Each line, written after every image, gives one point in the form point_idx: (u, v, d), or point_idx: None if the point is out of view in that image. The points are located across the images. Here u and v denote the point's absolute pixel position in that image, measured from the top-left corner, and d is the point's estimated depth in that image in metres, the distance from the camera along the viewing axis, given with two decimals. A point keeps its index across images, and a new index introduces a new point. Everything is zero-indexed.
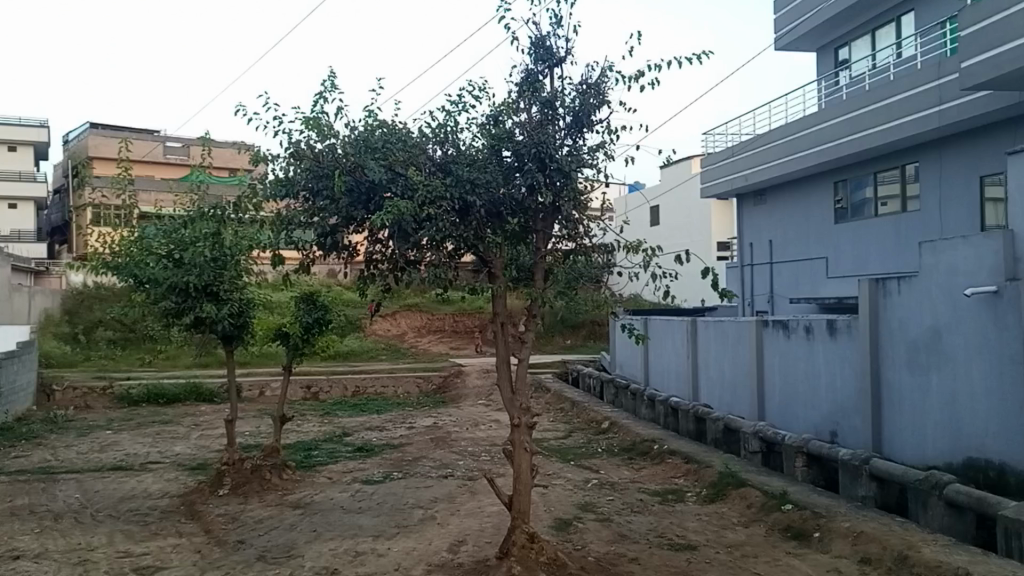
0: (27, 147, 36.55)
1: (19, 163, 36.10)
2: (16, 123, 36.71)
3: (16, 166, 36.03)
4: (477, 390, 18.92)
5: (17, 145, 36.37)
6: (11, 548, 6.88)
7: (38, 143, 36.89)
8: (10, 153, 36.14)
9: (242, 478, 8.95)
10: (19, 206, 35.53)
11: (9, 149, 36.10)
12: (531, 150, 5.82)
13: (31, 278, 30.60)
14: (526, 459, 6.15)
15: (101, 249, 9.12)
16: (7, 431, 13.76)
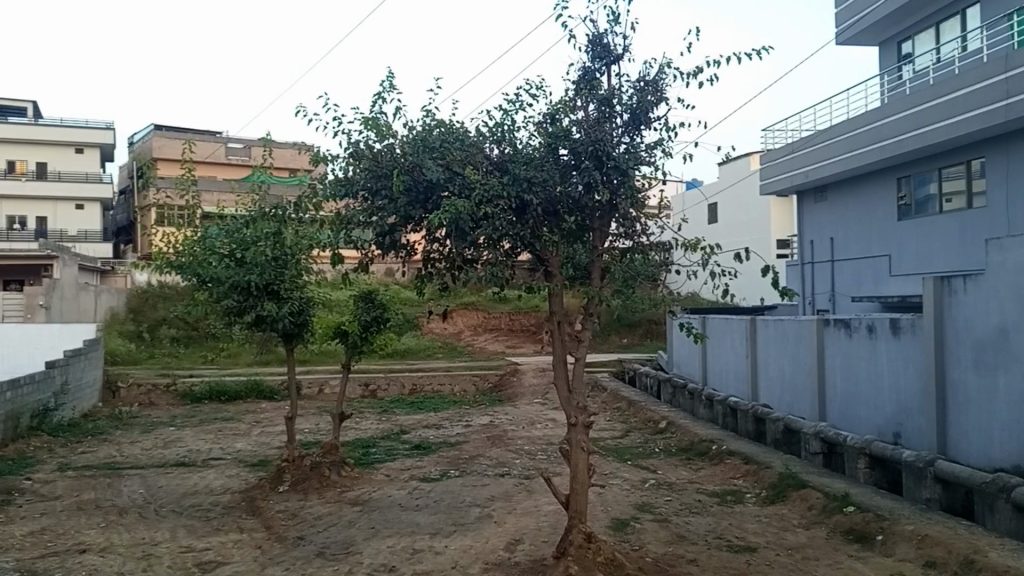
0: (93, 150, 37.31)
1: (86, 165, 36.86)
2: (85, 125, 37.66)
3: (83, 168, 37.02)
4: (533, 389, 18.91)
5: (85, 147, 36.92)
6: (78, 542, 7.06)
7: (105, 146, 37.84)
8: (78, 155, 36.82)
9: (302, 475, 9.07)
10: (86, 206, 36.55)
11: (76, 150, 36.81)
12: (588, 149, 5.81)
13: (97, 277, 31.41)
14: (583, 458, 6.11)
15: (164, 249, 9.31)
16: (75, 427, 14.14)
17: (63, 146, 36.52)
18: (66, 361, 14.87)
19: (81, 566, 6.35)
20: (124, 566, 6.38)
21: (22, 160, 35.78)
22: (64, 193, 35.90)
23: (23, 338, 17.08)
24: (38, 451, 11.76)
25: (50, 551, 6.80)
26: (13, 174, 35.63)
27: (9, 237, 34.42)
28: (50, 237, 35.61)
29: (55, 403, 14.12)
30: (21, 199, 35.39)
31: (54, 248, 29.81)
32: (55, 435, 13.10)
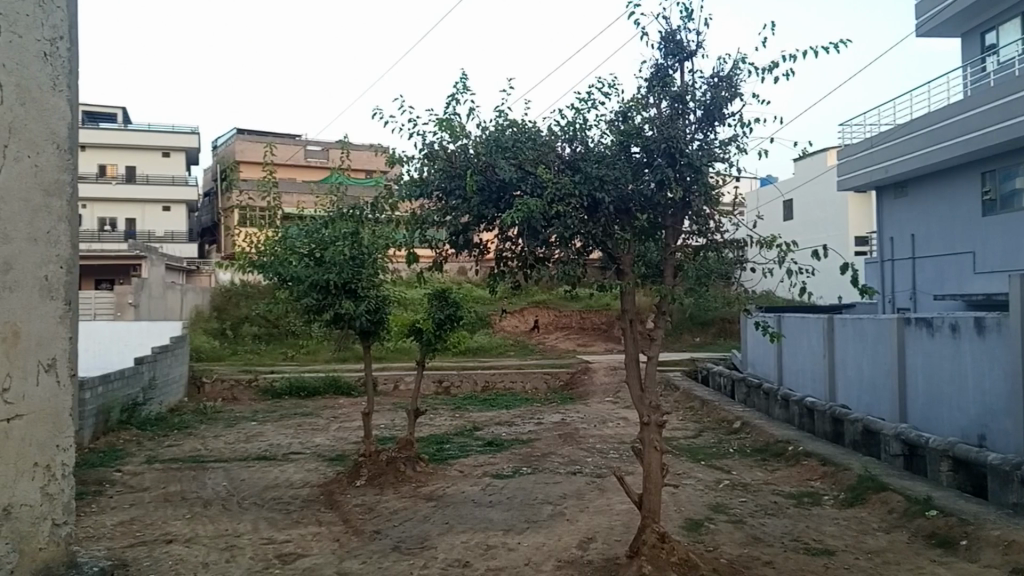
0: (179, 154, 38.34)
1: (173, 168, 37.89)
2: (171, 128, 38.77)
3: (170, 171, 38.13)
4: (605, 387, 18.85)
5: (171, 151, 38.03)
6: (165, 533, 7.29)
7: (190, 150, 38.94)
8: (165, 159, 37.93)
9: (378, 470, 9.22)
10: (173, 208, 37.64)
11: (162, 154, 37.88)
12: (661, 146, 5.79)
13: (183, 276, 32.32)
14: (656, 458, 6.09)
15: (247, 249, 9.54)
16: (161, 421, 14.57)
17: (150, 150, 37.60)
18: (154, 357, 15.34)
19: (168, 556, 6.57)
20: (208, 557, 6.57)
21: (113, 163, 36.91)
22: (152, 196, 37.03)
23: (114, 335, 17.66)
24: (127, 444, 12.17)
25: (139, 541, 7.04)
26: (104, 177, 36.86)
27: (101, 238, 35.68)
28: (139, 238, 36.74)
29: (143, 398, 14.57)
30: (112, 202, 36.62)
31: (142, 249, 30.80)
32: (143, 429, 13.53)
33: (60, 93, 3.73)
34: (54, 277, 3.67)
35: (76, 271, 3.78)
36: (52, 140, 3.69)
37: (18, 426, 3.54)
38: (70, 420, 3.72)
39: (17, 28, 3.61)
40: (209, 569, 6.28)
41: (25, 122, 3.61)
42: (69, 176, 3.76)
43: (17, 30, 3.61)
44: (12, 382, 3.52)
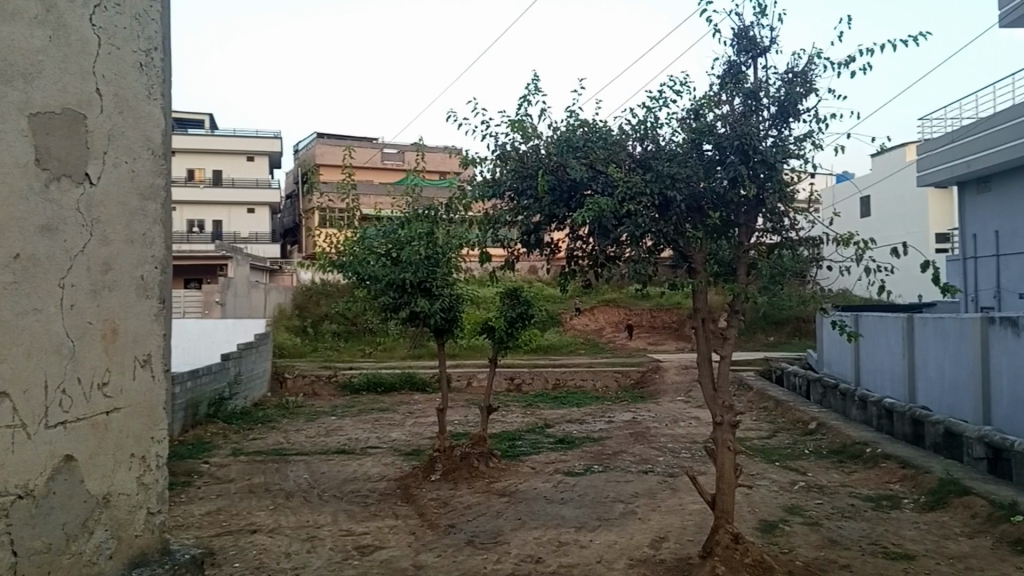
0: (263, 158, 39.37)
1: (258, 172, 38.88)
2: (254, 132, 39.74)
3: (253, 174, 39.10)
4: (677, 386, 18.72)
5: (255, 155, 39.00)
6: (250, 523, 7.52)
7: (274, 154, 39.91)
8: (249, 163, 38.91)
9: (452, 465, 9.34)
10: (257, 210, 38.56)
11: (247, 158, 38.87)
12: (734, 143, 5.75)
13: (266, 275, 33.12)
14: (729, 458, 6.06)
15: (327, 249, 9.75)
16: (247, 415, 14.99)
17: (235, 154, 38.71)
18: (240, 353, 15.79)
19: (252, 545, 6.77)
20: (290, 547, 6.76)
21: (200, 167, 38.18)
22: (237, 199, 38.04)
23: (202, 331, 18.22)
24: (214, 436, 12.55)
25: (226, 530, 7.27)
26: (192, 181, 38.07)
27: (190, 239, 36.84)
28: (225, 239, 37.78)
29: (229, 393, 15.00)
30: (199, 205, 37.80)
31: (228, 250, 31.72)
32: (229, 423, 13.93)
33: (156, 99, 2.62)
34: (151, 278, 2.57)
35: (173, 270, 2.68)
36: (148, 145, 2.57)
37: (117, 422, 2.47)
38: (166, 409, 2.66)
39: (115, 37, 2.49)
40: (291, 559, 6.45)
41: (122, 128, 2.49)
42: (165, 182, 2.64)
43: (114, 39, 2.48)
44: (112, 377, 2.45)
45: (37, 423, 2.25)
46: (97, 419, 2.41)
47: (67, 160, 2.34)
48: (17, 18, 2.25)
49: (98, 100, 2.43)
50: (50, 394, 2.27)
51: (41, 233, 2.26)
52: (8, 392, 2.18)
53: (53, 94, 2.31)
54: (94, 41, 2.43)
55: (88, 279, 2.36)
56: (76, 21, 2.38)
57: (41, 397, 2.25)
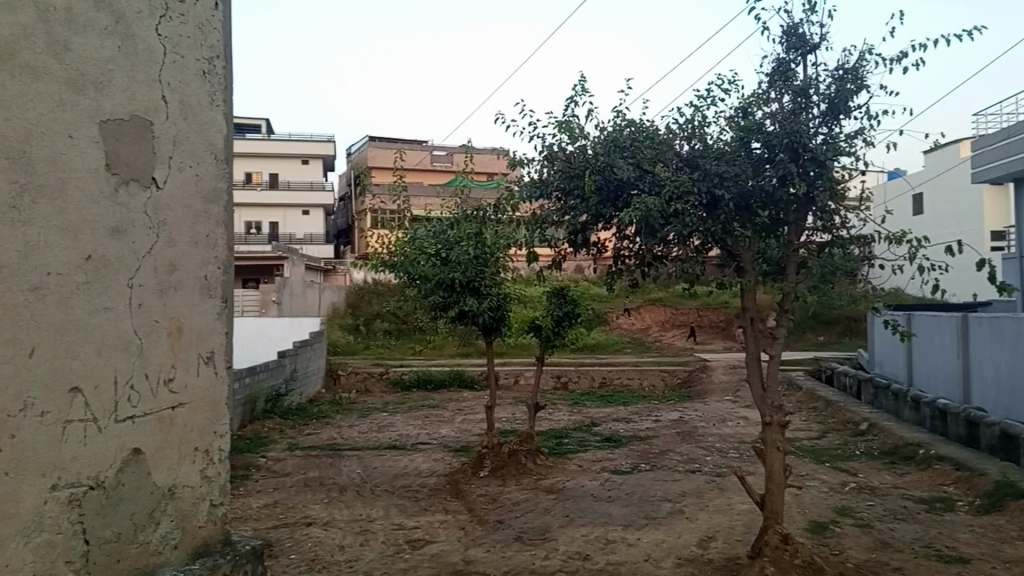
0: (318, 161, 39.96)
1: (312, 175, 39.41)
2: (308, 136, 40.25)
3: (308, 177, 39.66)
4: (723, 386, 18.56)
5: (310, 159, 39.53)
6: (305, 516, 7.66)
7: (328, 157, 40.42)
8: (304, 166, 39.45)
9: (501, 462, 9.40)
10: (312, 212, 39.06)
11: (302, 162, 39.40)
12: (783, 141, 5.72)
13: (321, 276, 33.55)
14: (779, 458, 6.04)
15: (380, 250, 9.88)
16: (301, 411, 15.23)
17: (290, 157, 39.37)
18: (295, 350, 16.08)
19: (308, 538, 6.91)
20: (344, 540, 6.88)
21: (258, 171, 38.87)
22: (292, 201, 38.63)
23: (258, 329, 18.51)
24: (271, 432, 12.79)
25: (282, 523, 7.43)
26: (250, 184, 38.80)
27: (247, 239, 37.57)
28: (280, 241, 38.35)
29: (285, 389, 15.26)
30: (256, 208, 38.53)
31: (283, 250, 32.26)
32: (286, 418, 14.18)
33: (217, 105, 2.73)
34: (213, 279, 2.68)
35: (232, 269, 2.79)
36: (210, 149, 2.69)
37: (182, 417, 2.58)
38: (227, 404, 2.77)
39: (179, 47, 2.57)
40: (345, 552, 6.56)
41: (186, 133, 2.59)
42: (225, 185, 2.76)
43: (178, 48, 2.57)
44: (177, 373, 2.55)
45: (108, 418, 2.34)
46: (163, 415, 2.51)
47: (134, 166, 2.41)
48: (89, 29, 2.29)
49: (164, 107, 2.52)
50: (119, 389, 2.36)
51: (111, 235, 2.33)
52: (80, 388, 2.25)
53: (122, 101, 2.38)
54: (160, 49, 2.51)
55: (155, 278, 2.45)
56: (142, 31, 2.45)
57: (111, 392, 2.34)
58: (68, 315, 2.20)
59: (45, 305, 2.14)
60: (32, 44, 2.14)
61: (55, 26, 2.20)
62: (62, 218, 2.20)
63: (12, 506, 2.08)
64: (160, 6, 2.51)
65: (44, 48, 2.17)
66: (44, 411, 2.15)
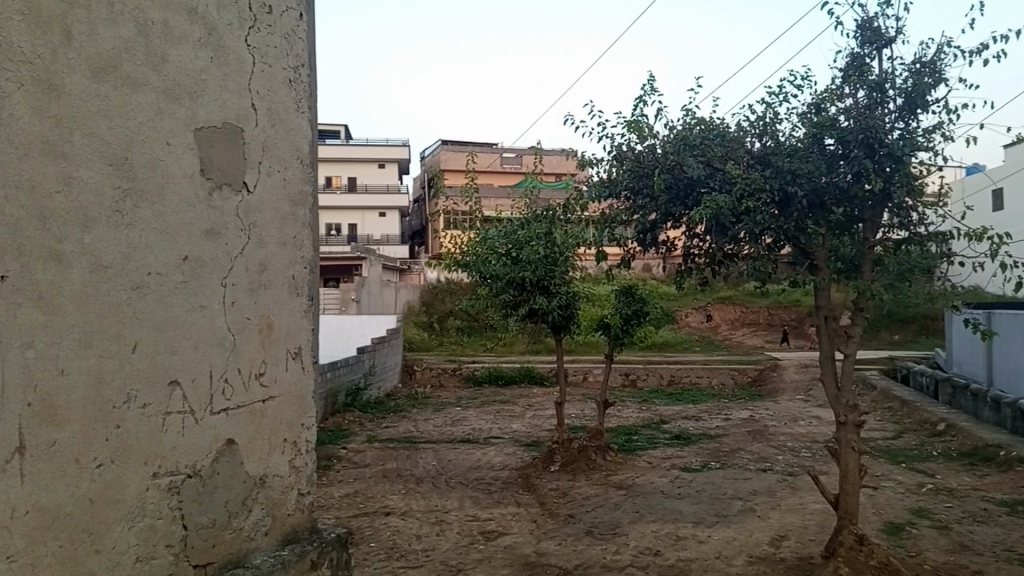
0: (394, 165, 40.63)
1: (389, 178, 40.22)
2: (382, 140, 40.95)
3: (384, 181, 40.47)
4: (796, 384, 18.33)
5: (386, 163, 40.34)
6: (384, 505, 7.85)
7: (402, 161, 41.08)
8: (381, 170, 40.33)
9: (571, 457, 9.48)
10: (388, 214, 39.68)
11: (379, 166, 40.24)
12: (858, 137, 5.65)
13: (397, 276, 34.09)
14: (854, 458, 6.00)
15: (452, 250, 10.06)
16: (378, 404, 15.55)
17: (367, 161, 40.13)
18: (374, 346, 16.41)
19: (386, 527, 7.09)
20: (421, 529, 7.03)
21: (337, 175, 39.82)
22: (368, 203, 39.35)
23: (339, 327, 19.00)
24: (351, 424, 13.10)
25: (362, 512, 7.63)
26: (329, 188, 39.76)
27: (325, 241, 38.39)
28: (358, 242, 39.11)
29: (364, 383, 15.62)
30: (335, 211, 39.37)
31: (361, 251, 32.90)
32: (365, 411, 14.50)
33: (303, 113, 2.86)
34: (301, 278, 2.82)
35: (318, 269, 2.92)
36: (297, 155, 2.83)
37: (272, 409, 2.72)
38: (314, 399, 2.90)
39: (267, 57, 2.72)
40: (421, 541, 6.71)
41: (274, 139, 2.74)
42: (311, 188, 2.90)
43: (266, 58, 2.71)
44: (267, 368, 2.69)
45: (204, 411, 2.48)
46: (254, 407, 2.65)
47: (226, 170, 2.56)
48: (184, 41, 2.43)
49: (253, 115, 2.66)
50: (214, 383, 2.51)
51: (206, 237, 2.48)
52: (178, 381, 2.40)
53: (215, 109, 2.53)
54: (249, 59, 2.66)
55: (246, 278, 2.60)
56: (233, 42, 2.59)
57: (206, 386, 2.49)
58: (167, 313, 2.35)
59: (146, 302, 2.29)
60: (134, 56, 2.28)
61: (154, 39, 2.34)
62: (161, 222, 2.34)
63: (117, 492, 2.23)
64: (248, 18, 2.65)
65: (142, 59, 2.31)
66: (146, 403, 2.30)
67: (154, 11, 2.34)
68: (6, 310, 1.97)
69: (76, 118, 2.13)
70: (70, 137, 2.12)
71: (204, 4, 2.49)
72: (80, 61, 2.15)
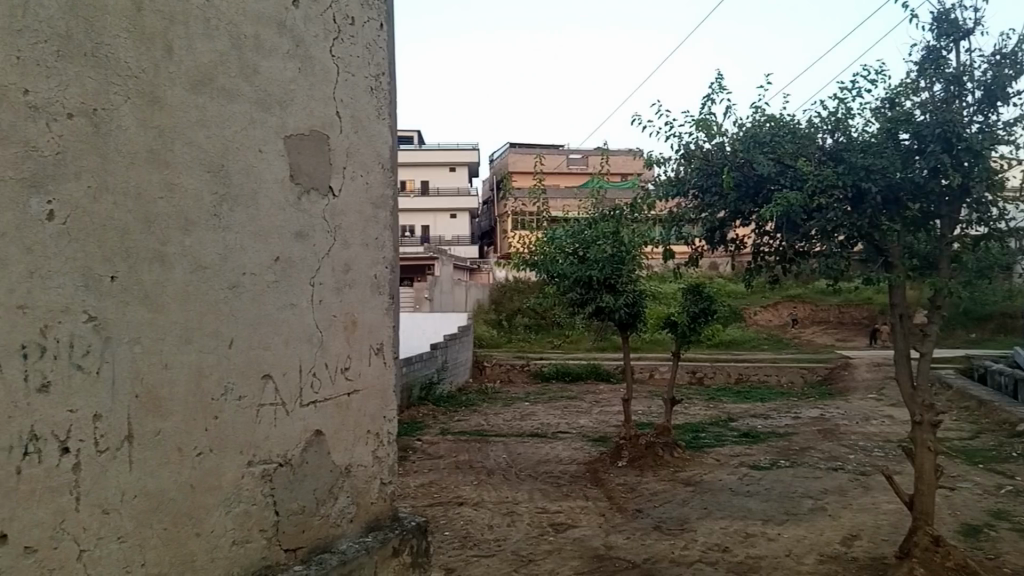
0: (463, 167, 41.00)
1: (459, 181, 40.73)
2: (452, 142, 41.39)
3: (454, 183, 40.91)
4: (868, 383, 18.02)
5: (456, 166, 40.88)
6: (457, 495, 8.00)
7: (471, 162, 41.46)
8: (451, 173, 40.83)
9: (638, 453, 9.51)
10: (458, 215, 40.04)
11: (450, 169, 40.81)
12: (934, 131, 5.53)
13: (466, 275, 34.41)
14: (930, 458, 5.92)
15: (521, 250, 10.19)
16: (450, 398, 15.75)
17: (439, 165, 40.70)
18: (446, 342, 16.63)
19: (459, 517, 7.22)
20: (492, 520, 7.15)
21: (410, 178, 40.49)
22: (437, 205, 39.81)
23: (411, 325, 19.33)
24: (425, 417, 13.33)
25: (436, 501, 7.79)
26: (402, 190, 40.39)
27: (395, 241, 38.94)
28: (429, 242, 39.58)
29: (437, 378, 15.86)
30: (407, 211, 39.89)
31: (432, 250, 33.34)
32: (438, 405, 14.73)
33: (384, 119, 2.98)
34: (382, 277, 2.95)
35: (398, 269, 3.05)
36: (377, 160, 2.95)
37: (356, 402, 2.84)
38: (396, 392, 3.03)
39: (350, 66, 2.84)
40: (493, 531, 6.82)
41: (357, 146, 2.86)
42: (390, 191, 3.02)
43: (350, 67, 2.84)
44: (352, 362, 2.82)
45: (294, 403, 2.62)
46: (340, 400, 2.78)
47: (314, 174, 2.69)
48: (275, 54, 2.57)
49: (337, 122, 2.79)
50: (303, 376, 2.65)
51: (295, 238, 2.62)
52: (271, 374, 2.54)
53: (303, 118, 2.66)
54: (334, 68, 2.78)
55: (332, 277, 2.73)
56: (318, 53, 2.72)
57: (297, 379, 2.62)
58: (260, 310, 2.50)
59: (241, 299, 2.44)
60: (228, 69, 2.42)
61: (246, 53, 2.47)
62: (254, 224, 2.49)
63: (215, 479, 2.37)
64: (333, 29, 2.78)
65: (237, 71, 2.45)
66: (242, 395, 2.45)
67: (247, 26, 2.48)
68: (117, 309, 2.11)
69: (176, 129, 2.27)
70: (172, 146, 2.26)
71: (292, 18, 2.63)
72: (180, 75, 2.29)
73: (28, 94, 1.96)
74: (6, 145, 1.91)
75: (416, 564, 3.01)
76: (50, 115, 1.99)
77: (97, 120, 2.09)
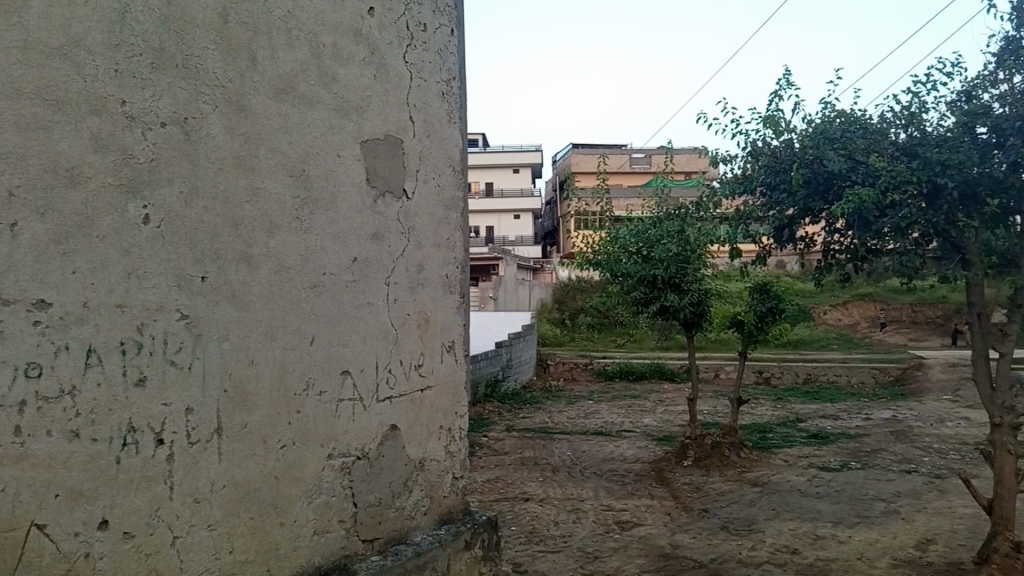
0: (527, 168, 41.14)
1: (523, 182, 40.93)
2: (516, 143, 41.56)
3: (518, 184, 41.09)
4: (942, 384, 17.58)
5: (521, 167, 41.07)
6: (523, 491, 8.07)
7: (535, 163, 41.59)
8: (516, 174, 41.06)
9: (704, 453, 9.45)
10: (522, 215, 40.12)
11: (514, 171, 41.04)
12: (1014, 124, 5.40)
13: (530, 275, 34.47)
14: (1010, 461, 5.76)
15: (585, 249, 10.24)
16: (515, 395, 15.83)
17: (504, 166, 40.96)
18: (511, 342, 16.72)
19: (525, 512, 7.28)
20: (558, 516, 7.19)
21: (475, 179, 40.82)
22: (501, 205, 40.00)
23: (476, 324, 19.46)
24: (491, 414, 13.44)
25: (502, 497, 7.86)
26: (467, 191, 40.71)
27: None
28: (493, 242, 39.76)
29: (502, 375, 15.95)
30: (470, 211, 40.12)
31: (497, 250, 33.52)
32: (503, 402, 14.82)
33: (455, 123, 3.05)
34: (453, 277, 3.01)
35: (468, 268, 3.11)
36: (449, 162, 3.02)
37: (430, 398, 2.91)
38: (467, 389, 3.10)
39: (423, 71, 2.91)
40: (559, 528, 6.86)
41: (430, 149, 2.93)
42: (461, 193, 3.08)
43: (423, 72, 2.91)
44: (426, 359, 2.89)
45: (371, 398, 2.69)
46: (415, 395, 2.86)
47: (390, 178, 2.77)
48: (352, 61, 2.65)
49: (411, 127, 2.86)
50: (379, 372, 2.72)
51: (372, 240, 2.69)
52: (350, 371, 2.62)
53: (379, 122, 2.74)
54: (408, 74, 2.85)
55: (407, 276, 2.81)
56: (393, 60, 2.79)
57: (373, 375, 2.70)
58: (339, 308, 2.58)
59: (322, 299, 2.52)
60: (309, 76, 2.50)
61: (325, 61, 2.55)
62: (333, 226, 2.56)
63: (298, 471, 2.45)
64: (406, 36, 2.85)
65: (316, 79, 2.52)
66: (323, 391, 2.53)
67: (326, 35, 2.56)
68: (207, 308, 2.21)
69: (261, 135, 2.36)
70: (258, 152, 2.35)
71: (368, 26, 2.70)
72: (264, 84, 2.37)
73: (125, 105, 2.07)
74: (106, 152, 2.03)
75: (486, 558, 3.07)
76: (145, 124, 2.10)
77: (188, 130, 2.19)
